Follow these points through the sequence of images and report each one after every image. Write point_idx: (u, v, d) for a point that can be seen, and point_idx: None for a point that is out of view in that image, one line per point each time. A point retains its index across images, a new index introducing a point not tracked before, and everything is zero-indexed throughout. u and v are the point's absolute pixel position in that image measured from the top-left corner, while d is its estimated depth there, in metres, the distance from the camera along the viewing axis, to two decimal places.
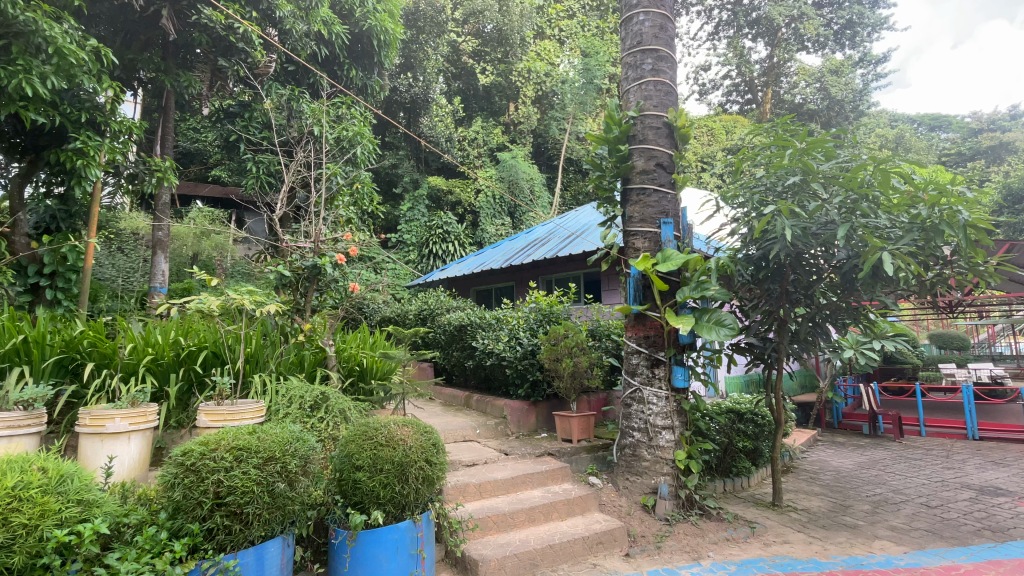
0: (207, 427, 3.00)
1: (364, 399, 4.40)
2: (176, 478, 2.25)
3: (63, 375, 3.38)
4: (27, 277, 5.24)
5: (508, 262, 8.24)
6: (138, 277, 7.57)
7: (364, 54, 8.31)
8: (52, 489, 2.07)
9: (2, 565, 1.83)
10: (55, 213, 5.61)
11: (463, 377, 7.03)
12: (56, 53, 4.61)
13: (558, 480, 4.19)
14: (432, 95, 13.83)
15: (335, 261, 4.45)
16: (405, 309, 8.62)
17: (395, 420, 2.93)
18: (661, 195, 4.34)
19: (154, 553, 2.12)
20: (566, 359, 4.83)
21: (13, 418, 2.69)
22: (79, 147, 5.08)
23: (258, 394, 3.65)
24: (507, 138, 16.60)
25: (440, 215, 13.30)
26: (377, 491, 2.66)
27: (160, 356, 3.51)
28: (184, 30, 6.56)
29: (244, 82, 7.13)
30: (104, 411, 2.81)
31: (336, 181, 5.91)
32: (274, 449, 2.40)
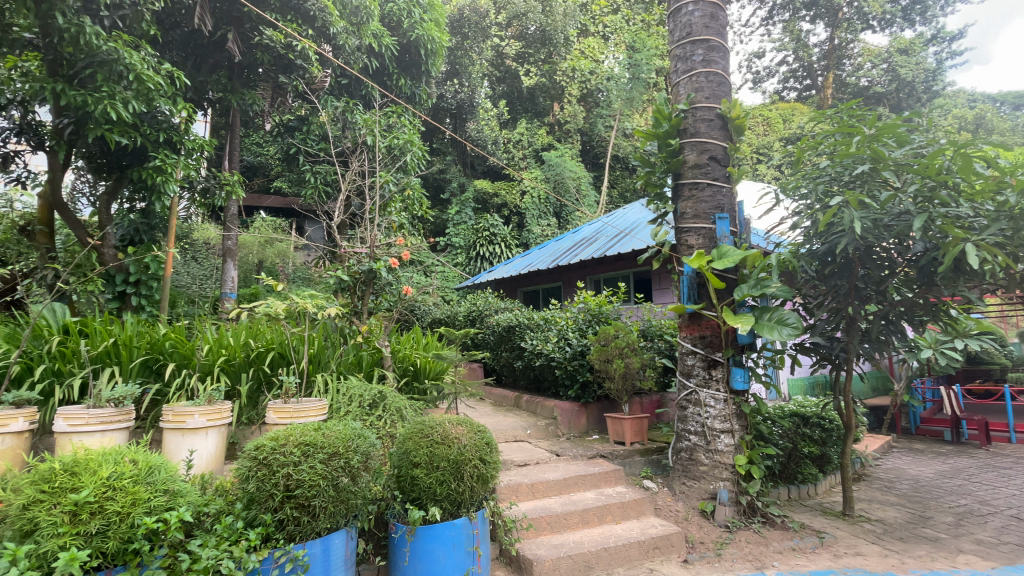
0: (275, 424, 3.19)
1: (418, 398, 4.51)
2: (250, 470, 2.39)
3: (148, 374, 3.68)
4: (115, 286, 5.76)
5: (555, 262, 8.22)
6: (211, 284, 8.14)
7: (412, 64, 8.57)
8: (143, 479, 2.25)
9: (99, 548, 2.02)
10: (139, 226, 6.01)
11: (512, 378, 7.07)
12: (137, 79, 5.02)
13: (612, 482, 4.13)
14: (478, 100, 14.01)
15: (389, 265, 4.62)
16: (454, 310, 8.78)
17: (450, 419, 2.99)
18: (715, 189, 4.19)
19: (231, 541, 2.26)
20: (617, 360, 4.75)
21: (106, 414, 2.95)
22: (159, 165, 5.52)
23: (320, 393, 3.83)
24: (553, 138, 16.56)
25: (487, 218, 13.46)
26: (434, 488, 2.73)
27: (233, 357, 3.76)
28: (249, 51, 6.99)
29: (302, 97, 7.51)
30: (184, 408, 3.03)
31: (388, 188, 6.11)
32: (338, 445, 2.51)
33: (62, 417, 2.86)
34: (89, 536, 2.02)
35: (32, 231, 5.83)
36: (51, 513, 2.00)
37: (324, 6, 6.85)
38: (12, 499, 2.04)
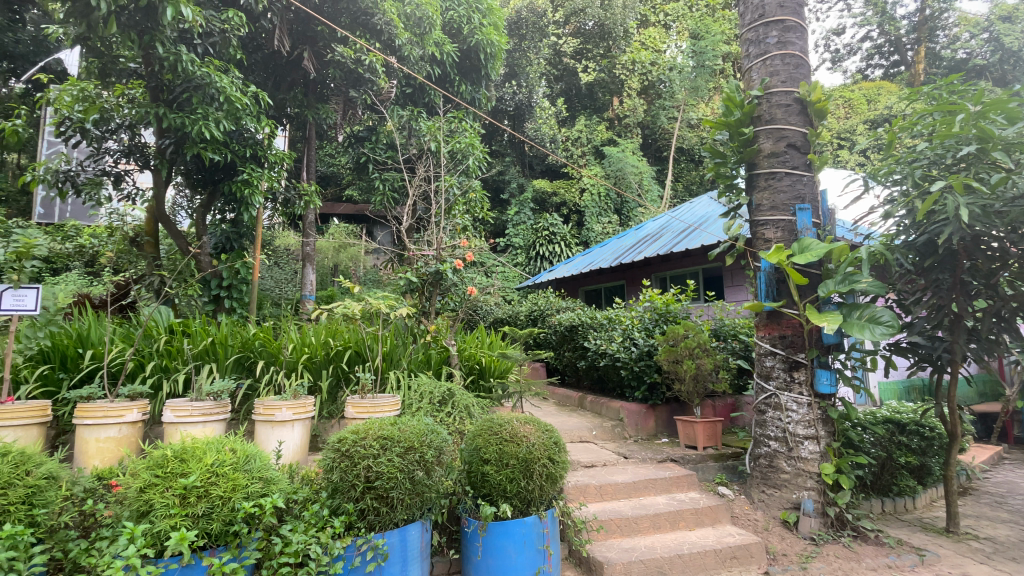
0: (354, 418, 3.36)
1: (485, 397, 4.59)
2: (334, 461, 2.54)
3: (241, 370, 4.01)
4: (211, 290, 6.32)
5: (619, 260, 8.07)
6: (291, 287, 8.73)
7: (472, 69, 8.74)
8: (241, 466, 2.44)
9: (206, 529, 2.21)
10: (229, 235, 6.52)
11: (576, 377, 7.03)
12: (227, 100, 5.47)
13: (684, 487, 3.99)
14: (536, 99, 14.02)
15: (455, 266, 4.74)
16: (516, 310, 8.85)
17: (518, 418, 3.01)
18: (795, 179, 3.93)
19: (318, 527, 2.41)
20: (687, 361, 4.58)
21: (206, 407, 3.24)
22: (246, 179, 5.99)
23: (393, 389, 4.00)
24: (613, 134, 16.26)
25: (546, 217, 13.41)
26: (503, 485, 2.76)
27: (314, 355, 4.01)
28: (322, 68, 7.42)
29: (370, 109, 7.86)
30: (273, 402, 3.27)
31: (452, 192, 6.27)
32: (413, 440, 2.60)
33: (170, 409, 3.16)
34: (196, 517, 2.21)
35: (140, 242, 6.44)
36: (164, 495, 2.21)
37: (390, 19, 7.13)
38: (132, 481, 2.28)
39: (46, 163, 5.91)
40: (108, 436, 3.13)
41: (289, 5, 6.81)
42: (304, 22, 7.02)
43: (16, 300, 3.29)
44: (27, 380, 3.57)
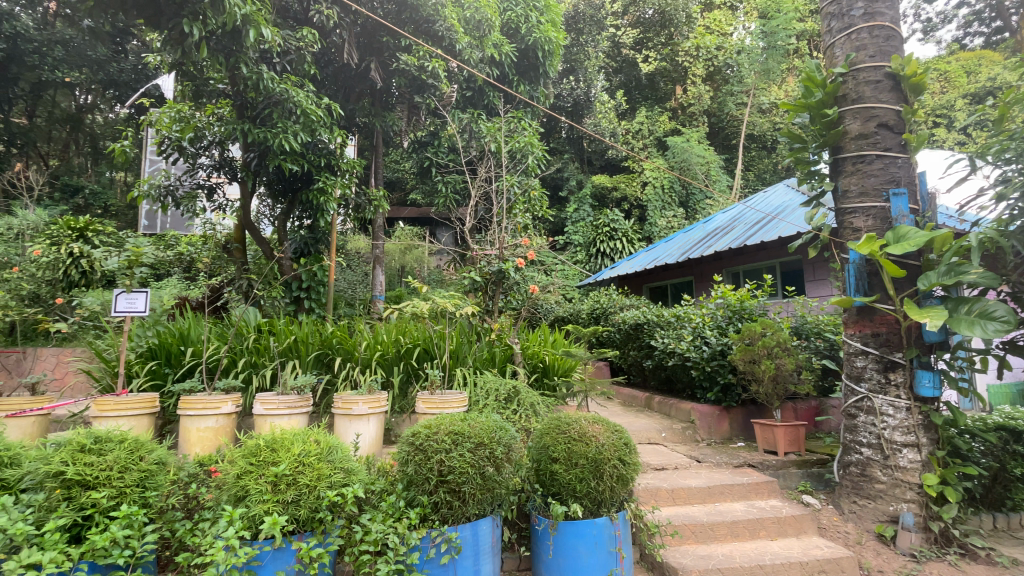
0: (425, 413, 3.49)
1: (549, 395, 4.58)
2: (409, 455, 2.62)
3: (321, 367, 4.27)
4: (292, 291, 6.74)
5: (686, 255, 7.78)
6: (362, 288, 9.19)
7: (531, 67, 8.76)
8: (325, 457, 2.59)
9: (295, 515, 2.37)
10: (307, 240, 6.96)
11: (642, 377, 6.87)
12: (303, 113, 5.80)
13: (763, 494, 3.78)
14: (594, 94, 13.83)
15: (517, 265, 4.78)
16: (578, 308, 8.77)
17: (586, 417, 2.97)
18: (888, 161, 3.60)
19: (395, 518, 2.50)
20: (765, 361, 4.33)
21: (292, 400, 3.47)
22: (321, 187, 6.36)
23: (460, 386, 4.11)
24: (676, 124, 15.70)
25: (607, 213, 13.15)
26: (573, 485, 2.74)
27: (386, 352, 4.21)
28: (387, 78, 7.70)
29: (433, 113, 8.09)
30: (351, 397, 3.45)
31: (514, 191, 6.30)
32: (483, 436, 2.64)
33: (260, 402, 3.42)
34: (285, 504, 2.37)
35: (230, 248, 7.02)
36: (257, 482, 2.39)
37: (450, 25, 7.26)
38: (230, 468, 2.47)
39: (150, 180, 6.58)
40: (207, 426, 3.43)
41: (356, 19, 7.14)
42: (370, 34, 7.33)
43: (129, 302, 3.69)
44: (139, 375, 3.99)
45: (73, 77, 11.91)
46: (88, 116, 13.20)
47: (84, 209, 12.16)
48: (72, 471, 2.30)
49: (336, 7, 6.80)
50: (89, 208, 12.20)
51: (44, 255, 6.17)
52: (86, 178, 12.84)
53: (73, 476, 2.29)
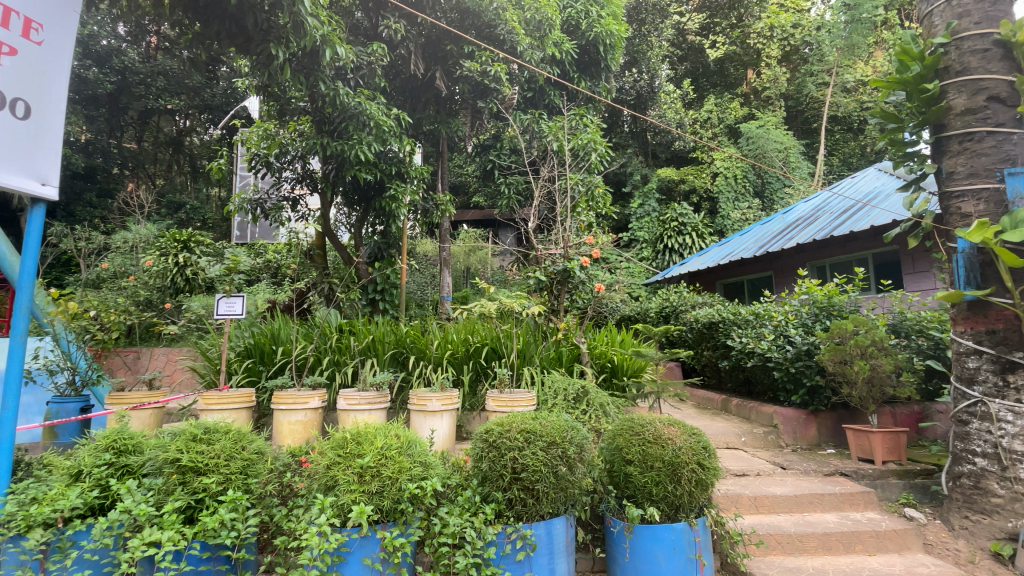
0: (495, 411, 3.57)
1: (619, 396, 4.51)
2: (482, 451, 2.67)
3: (397, 365, 4.49)
4: (368, 294, 7.17)
5: (764, 248, 7.34)
6: (430, 289, 9.53)
7: (592, 63, 8.66)
8: (405, 451, 2.71)
9: (379, 505, 2.49)
10: (381, 244, 7.33)
11: (718, 379, 6.59)
12: (375, 124, 6.12)
13: (858, 506, 3.50)
14: (658, 84, 13.41)
15: (582, 263, 4.74)
16: (646, 307, 8.53)
17: (661, 419, 2.90)
18: (1001, 138, 3.22)
19: (471, 512, 2.57)
20: (858, 361, 4.01)
21: (371, 397, 3.68)
22: (393, 194, 6.68)
23: (528, 385, 4.16)
24: (749, 110, 14.86)
25: (674, 207, 12.66)
26: (649, 488, 2.68)
27: (456, 351, 4.37)
28: (452, 85, 7.90)
29: (495, 116, 8.22)
30: (425, 393, 3.62)
31: (577, 189, 6.26)
32: (555, 435, 2.65)
33: (343, 398, 3.65)
34: (370, 494, 2.50)
35: (312, 254, 7.54)
36: (345, 473, 2.53)
37: (511, 27, 7.33)
38: (320, 459, 2.64)
39: (242, 194, 7.20)
40: (297, 419, 3.71)
41: (421, 30, 7.40)
42: (435, 44, 7.55)
43: (228, 306, 4.06)
44: (237, 372, 4.40)
45: (173, 104, 13.49)
46: (188, 138, 14.66)
47: (186, 222, 13.49)
48: (186, 458, 2.55)
49: (403, 21, 7.10)
50: (190, 222, 13.52)
51: (156, 264, 6.93)
52: (188, 194, 14.25)
53: (186, 462, 2.54)
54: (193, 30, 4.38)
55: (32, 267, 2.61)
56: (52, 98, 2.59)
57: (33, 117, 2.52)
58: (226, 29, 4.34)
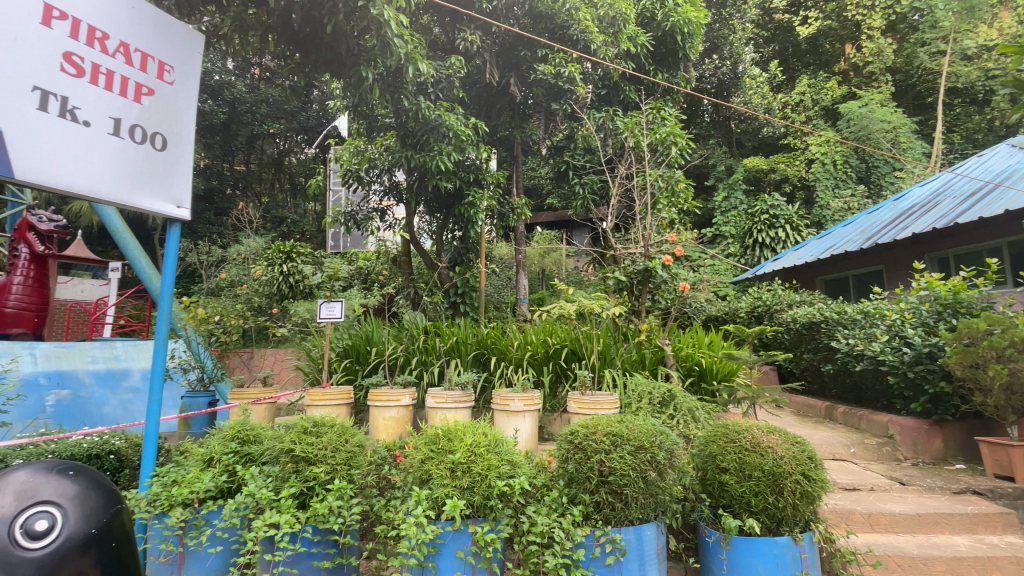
0: (577, 412, 3.56)
1: (708, 400, 4.31)
2: (568, 453, 2.67)
3: (479, 366, 4.64)
4: (450, 297, 7.45)
5: (872, 239, 6.66)
6: (507, 291, 9.70)
7: (669, 54, 8.37)
8: (493, 449, 2.78)
9: (470, 500, 2.57)
10: (460, 249, 7.59)
11: (821, 384, 6.08)
12: (454, 135, 6.40)
13: (997, 529, 3.10)
14: (743, 69, 12.70)
15: (664, 262, 4.57)
16: (735, 307, 8.06)
17: (758, 426, 2.75)
18: None
19: (558, 512, 2.56)
20: (993, 367, 3.53)
21: (458, 396, 3.84)
22: (472, 201, 6.91)
23: (611, 388, 4.11)
24: (848, 88, 13.54)
25: (763, 199, 11.81)
26: (747, 498, 2.54)
27: (536, 353, 4.41)
28: (526, 89, 8.01)
29: (569, 117, 8.19)
30: (507, 394, 3.71)
31: (657, 184, 6.04)
32: (643, 439, 2.60)
33: (432, 396, 3.84)
34: (462, 489, 2.59)
35: (398, 261, 7.99)
36: (438, 468, 2.65)
37: (585, 26, 7.29)
38: (414, 453, 2.78)
39: (337, 207, 7.79)
40: (390, 415, 3.96)
41: (495, 39, 7.57)
42: (509, 50, 7.69)
43: (329, 310, 4.41)
44: (337, 370, 4.78)
45: (275, 127, 14.88)
46: (288, 158, 16.12)
47: (288, 235, 14.81)
48: (299, 448, 2.80)
49: (478, 31, 7.31)
50: (291, 234, 14.82)
51: (265, 274, 7.69)
52: (289, 209, 15.66)
53: (299, 453, 2.79)
54: (294, 60, 4.84)
55: (171, 279, 3.04)
56: (183, 131, 3.00)
57: (169, 148, 2.91)
58: (322, 56, 4.74)
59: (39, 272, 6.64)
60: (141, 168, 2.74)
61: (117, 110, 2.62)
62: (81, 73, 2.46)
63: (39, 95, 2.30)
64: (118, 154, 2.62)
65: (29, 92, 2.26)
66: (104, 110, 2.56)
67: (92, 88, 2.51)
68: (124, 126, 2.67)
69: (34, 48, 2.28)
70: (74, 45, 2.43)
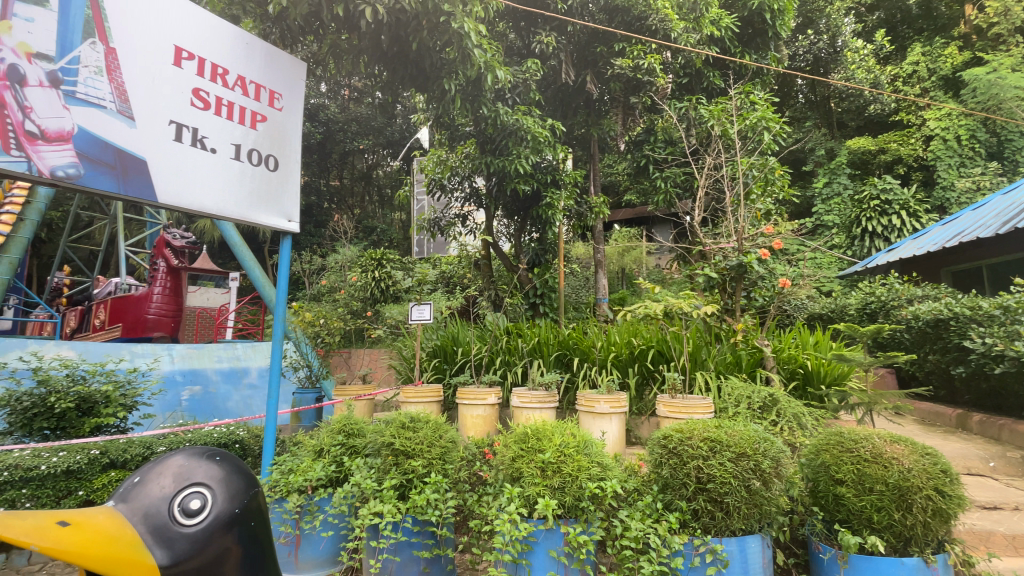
0: (667, 416, 3.44)
1: (815, 406, 4.00)
2: (662, 457, 2.58)
3: (562, 366, 4.63)
4: (529, 298, 7.51)
5: (1012, 222, 5.74)
6: (586, 291, 9.60)
7: (756, 35, 7.87)
8: (582, 450, 2.76)
9: (561, 500, 2.57)
10: (539, 251, 7.66)
11: (950, 390, 5.36)
12: (533, 137, 6.43)
13: None
14: (843, 43, 11.66)
15: (760, 256, 4.29)
16: (843, 303, 7.34)
17: (879, 435, 2.50)
18: None
19: (653, 518, 2.47)
20: None
21: (542, 396, 3.88)
22: (549, 202, 6.95)
23: (702, 391, 3.92)
24: (974, 51, 11.85)
25: (871, 183, 10.65)
26: (868, 513, 2.30)
27: (621, 353, 4.32)
28: (604, 86, 7.91)
29: (649, 110, 7.96)
30: (593, 395, 3.67)
31: (749, 174, 5.67)
32: (744, 446, 2.45)
33: (517, 395, 3.90)
34: (553, 489, 2.59)
35: (479, 264, 8.22)
36: (529, 466, 2.67)
37: (664, 15, 7.06)
38: (505, 451, 2.83)
39: (422, 215, 8.18)
40: (478, 413, 4.08)
41: (571, 37, 7.55)
42: (585, 48, 7.64)
43: (419, 311, 4.63)
44: (428, 369, 5.02)
45: (364, 143, 15.95)
46: (376, 171, 17.18)
47: (378, 243, 15.77)
48: (398, 442, 2.98)
49: (554, 32, 7.32)
50: (380, 242, 15.79)
51: (359, 280, 8.26)
52: (378, 218, 16.70)
53: (399, 446, 2.96)
54: (384, 78, 5.17)
55: (285, 286, 3.35)
56: (291, 153, 3.30)
57: (280, 168, 3.22)
58: (408, 71, 4.99)
59: (174, 283, 7.64)
60: (258, 187, 3.07)
61: (237, 137, 2.95)
62: (206, 105, 2.80)
63: (175, 127, 2.65)
64: (238, 176, 2.95)
65: (167, 125, 2.61)
66: (227, 137, 2.89)
67: (216, 119, 2.85)
68: (243, 151, 2.99)
69: (169, 87, 2.63)
70: (200, 82, 2.77)
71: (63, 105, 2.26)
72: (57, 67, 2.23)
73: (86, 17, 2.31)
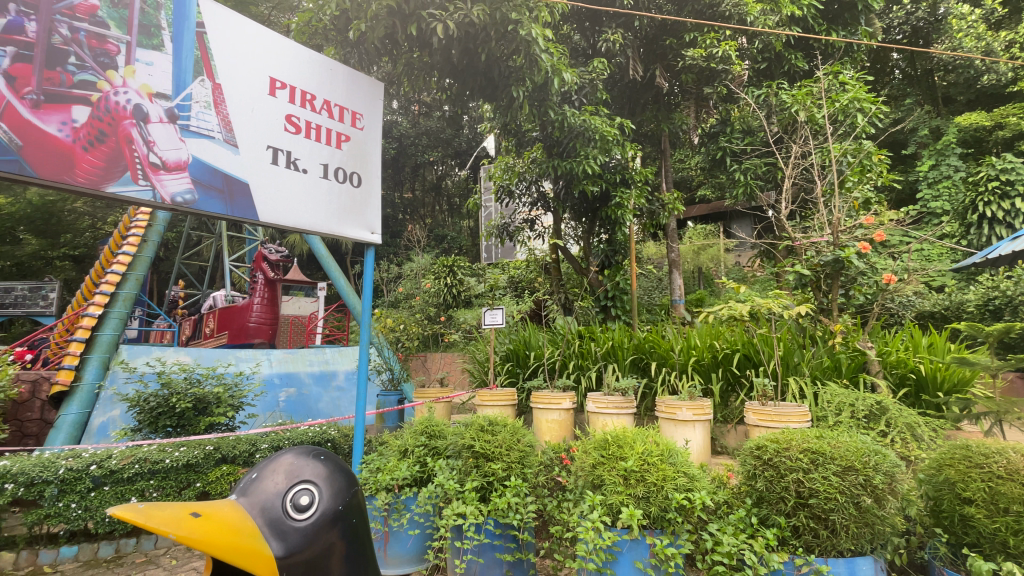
0: (756, 425, 3.22)
1: (932, 415, 3.60)
2: (755, 469, 2.42)
3: (638, 371, 4.50)
4: (600, 301, 7.38)
5: None
6: (658, 293, 9.28)
7: (843, 10, 7.25)
8: (667, 459, 2.65)
9: (646, 510, 2.48)
10: (608, 252, 7.52)
11: None
12: (600, 137, 6.29)
13: None
14: (946, 9, 10.46)
15: (860, 250, 3.93)
16: (960, 300, 6.52)
17: (1015, 449, 2.19)
18: None
19: (747, 533, 2.32)
20: None
21: (618, 401, 3.78)
22: (619, 202, 6.81)
23: (796, 398, 3.63)
24: None
25: (989, 162, 9.41)
26: (1003, 537, 2.03)
27: (702, 357, 4.12)
28: (674, 79, 7.63)
29: (724, 100, 7.56)
30: (673, 401, 3.52)
31: (841, 161, 5.21)
32: (851, 458, 2.25)
33: (592, 401, 3.84)
34: (637, 498, 2.51)
35: (548, 267, 8.21)
36: (611, 474, 2.61)
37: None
38: (585, 457, 2.79)
39: (491, 221, 8.34)
40: (553, 417, 4.06)
41: (638, 33, 7.37)
42: (653, 42, 7.42)
43: (492, 317, 4.70)
44: (501, 373, 5.09)
45: (433, 155, 16.55)
46: (445, 181, 17.73)
47: (448, 250, 16.25)
48: (478, 444, 3.03)
49: (621, 29, 7.15)
50: (451, 249, 16.26)
51: (433, 286, 8.54)
52: (449, 227, 17.24)
53: (479, 449, 3.01)
54: (454, 90, 5.32)
55: (370, 294, 3.54)
56: (373, 169, 3.49)
57: (363, 184, 3.41)
58: (477, 82, 5.10)
59: (270, 294, 8.34)
60: (345, 203, 3.28)
61: (325, 157, 3.17)
62: (297, 129, 3.03)
63: (272, 151, 2.89)
64: (327, 192, 3.16)
65: (266, 150, 2.86)
66: (316, 158, 3.11)
67: (307, 141, 3.07)
68: (331, 170, 3.21)
69: (266, 115, 2.87)
70: (291, 108, 3.01)
71: (179, 137, 2.53)
72: (173, 104, 2.51)
73: (195, 58, 2.59)
